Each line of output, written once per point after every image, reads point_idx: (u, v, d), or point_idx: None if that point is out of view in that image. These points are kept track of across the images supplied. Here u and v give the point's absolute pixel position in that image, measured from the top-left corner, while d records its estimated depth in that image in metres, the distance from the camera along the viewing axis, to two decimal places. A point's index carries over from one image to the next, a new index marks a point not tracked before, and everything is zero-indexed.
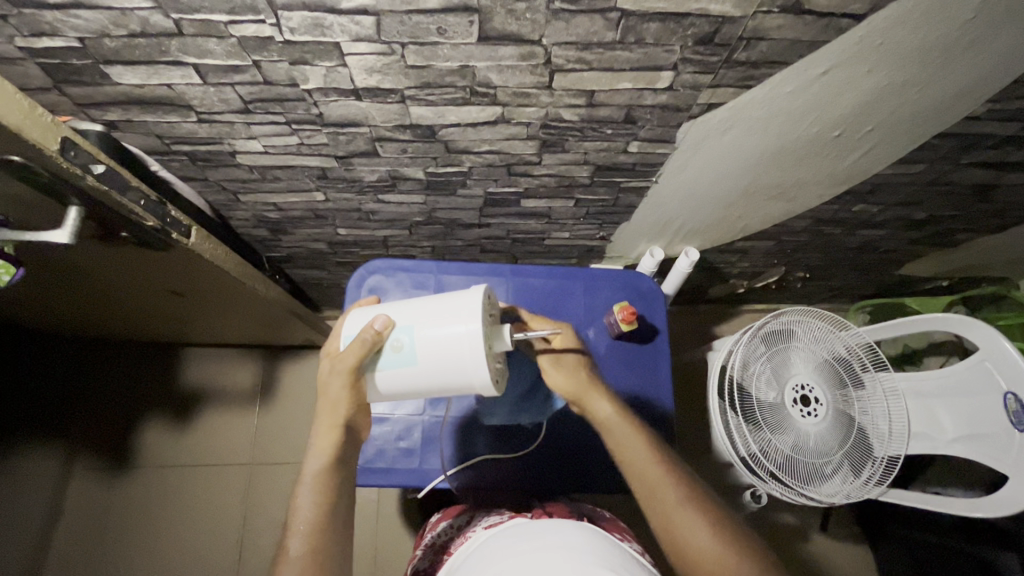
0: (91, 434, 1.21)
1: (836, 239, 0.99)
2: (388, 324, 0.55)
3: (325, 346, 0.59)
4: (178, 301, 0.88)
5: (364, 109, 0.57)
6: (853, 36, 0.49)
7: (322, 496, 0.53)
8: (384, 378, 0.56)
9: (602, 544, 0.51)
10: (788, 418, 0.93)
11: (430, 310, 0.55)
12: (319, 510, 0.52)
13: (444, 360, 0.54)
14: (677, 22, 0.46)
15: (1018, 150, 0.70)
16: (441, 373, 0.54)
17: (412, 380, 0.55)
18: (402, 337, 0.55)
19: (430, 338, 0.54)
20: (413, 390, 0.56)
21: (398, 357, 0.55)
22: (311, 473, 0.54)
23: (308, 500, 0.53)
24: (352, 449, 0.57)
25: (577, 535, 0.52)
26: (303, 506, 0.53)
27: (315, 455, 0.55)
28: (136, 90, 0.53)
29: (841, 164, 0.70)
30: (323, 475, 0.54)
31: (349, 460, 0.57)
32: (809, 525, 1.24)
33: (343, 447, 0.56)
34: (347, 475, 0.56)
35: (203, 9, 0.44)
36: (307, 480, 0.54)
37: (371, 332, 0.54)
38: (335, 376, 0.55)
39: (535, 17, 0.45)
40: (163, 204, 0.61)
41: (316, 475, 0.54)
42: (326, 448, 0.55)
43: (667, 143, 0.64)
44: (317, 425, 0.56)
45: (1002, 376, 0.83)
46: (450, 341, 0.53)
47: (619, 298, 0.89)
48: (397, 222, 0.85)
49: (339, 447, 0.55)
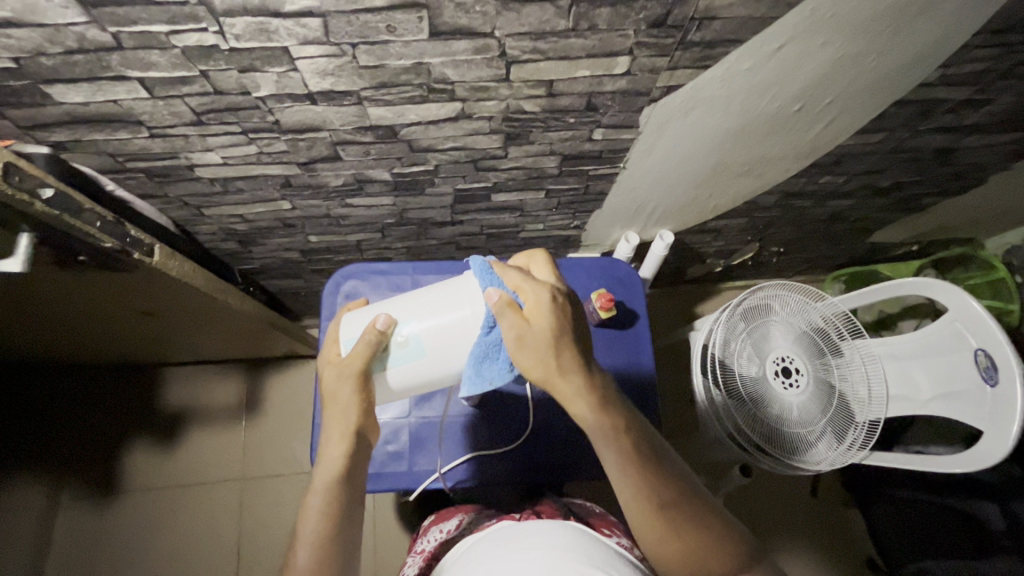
0: (73, 464, 1.18)
1: (806, 212, 1.00)
2: (390, 322, 0.55)
3: (325, 353, 0.57)
4: (150, 321, 0.86)
5: (321, 114, 0.56)
6: (803, 10, 0.49)
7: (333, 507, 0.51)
8: (396, 375, 0.55)
9: (588, 543, 0.52)
10: (770, 391, 0.95)
11: (430, 301, 0.56)
12: (330, 523, 0.50)
13: (454, 347, 0.55)
14: (628, 6, 0.46)
15: (973, 113, 0.71)
16: (452, 361, 0.55)
17: (424, 373, 0.56)
18: (406, 332, 0.55)
19: (436, 329, 0.54)
20: (422, 382, 0.57)
21: (405, 352, 0.55)
22: (322, 485, 0.52)
23: (317, 515, 0.51)
24: (365, 457, 0.55)
25: (564, 536, 0.52)
26: (310, 516, 0.51)
27: (326, 466, 0.53)
28: (81, 108, 0.51)
29: (805, 137, 0.71)
30: (334, 486, 0.52)
31: (362, 470, 0.55)
32: (800, 494, 1.27)
33: (355, 456, 0.54)
34: (358, 485, 0.54)
35: (141, 20, 0.42)
36: (318, 491, 0.52)
37: (374, 331, 0.54)
38: (345, 381, 0.53)
39: (484, 9, 0.44)
40: (120, 224, 0.59)
41: (327, 484, 0.52)
42: (338, 456, 0.53)
43: (631, 128, 0.64)
44: (328, 433, 0.54)
45: (971, 334, 0.86)
46: (457, 328, 0.54)
47: (598, 285, 0.89)
48: (369, 226, 0.84)
49: (350, 456, 0.53)
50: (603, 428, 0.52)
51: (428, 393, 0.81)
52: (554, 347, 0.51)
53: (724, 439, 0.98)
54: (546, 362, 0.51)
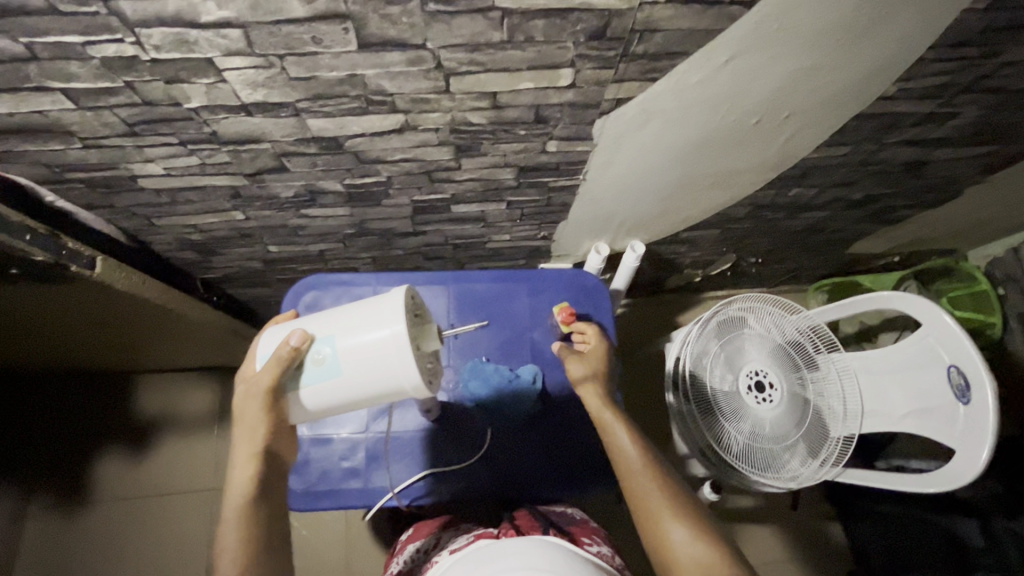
0: (40, 472, 1.16)
1: (781, 223, 0.98)
2: (306, 338, 0.52)
3: (241, 368, 0.55)
4: (106, 330, 0.84)
5: (259, 125, 0.54)
6: (749, 23, 0.47)
7: (248, 529, 0.49)
8: (310, 394, 0.52)
9: (564, 561, 0.50)
10: (743, 406, 0.93)
11: (352, 317, 0.52)
12: (247, 544, 0.48)
13: (371, 367, 0.50)
14: (564, 18, 0.45)
15: (940, 126, 0.70)
16: (368, 382, 0.51)
17: (340, 393, 0.52)
18: (324, 349, 0.51)
19: (353, 346, 0.50)
20: (340, 403, 0.53)
21: (321, 370, 0.51)
22: (234, 509, 0.50)
23: (233, 540, 0.49)
24: (277, 475, 0.54)
25: (539, 555, 0.50)
26: (225, 542, 0.49)
27: (235, 490, 0.52)
28: (6, 119, 0.50)
29: (769, 150, 0.70)
30: (249, 506, 0.51)
31: (278, 488, 0.54)
32: (779, 506, 1.25)
33: (266, 474, 0.53)
34: (276, 503, 0.53)
35: (53, 31, 0.41)
36: (230, 517, 0.50)
37: (287, 348, 0.51)
38: (252, 400, 0.52)
39: (412, 20, 0.43)
40: (56, 236, 0.58)
41: (240, 507, 0.50)
42: (247, 477, 0.52)
43: (586, 141, 0.63)
44: (235, 455, 0.53)
45: (945, 350, 0.84)
46: (374, 346, 0.50)
47: (565, 298, 0.87)
48: (329, 236, 0.83)
49: (260, 476, 0.52)
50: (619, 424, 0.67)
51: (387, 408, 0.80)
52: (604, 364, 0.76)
53: (695, 454, 0.96)
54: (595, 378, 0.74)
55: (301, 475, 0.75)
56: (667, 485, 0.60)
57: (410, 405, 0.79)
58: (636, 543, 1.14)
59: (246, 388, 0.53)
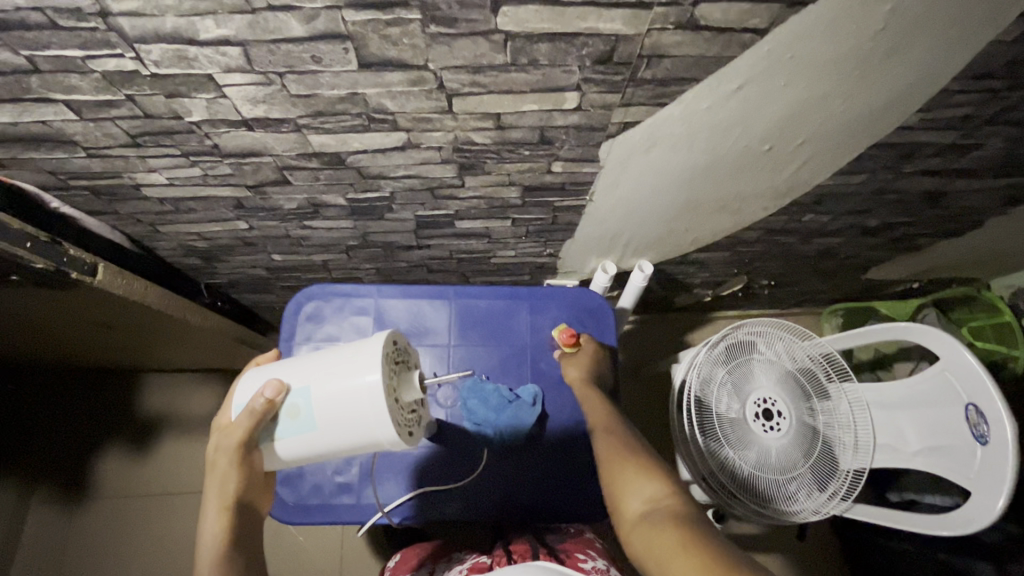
0: (44, 468, 1.18)
1: (794, 248, 0.96)
2: (281, 389, 0.51)
3: (217, 418, 0.54)
4: (110, 333, 0.84)
5: (260, 139, 0.54)
6: (760, 51, 0.46)
7: None
8: (284, 447, 0.52)
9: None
10: (749, 434, 0.90)
11: (327, 366, 0.51)
12: None
13: (345, 423, 0.50)
14: (568, 42, 0.43)
15: (962, 157, 0.67)
16: (343, 436, 0.50)
17: (316, 446, 0.51)
18: (299, 402, 0.51)
19: (328, 400, 0.50)
20: (318, 455, 0.52)
21: (296, 423, 0.51)
22: (205, 567, 0.48)
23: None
24: (251, 527, 0.52)
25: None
26: None
27: (205, 546, 0.49)
28: (9, 128, 0.50)
29: (779, 177, 0.67)
30: (224, 559, 0.48)
31: (252, 542, 0.52)
32: (785, 536, 1.21)
33: (238, 527, 0.51)
34: (253, 555, 0.51)
35: (53, 45, 0.41)
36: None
37: (261, 400, 0.50)
38: (223, 452, 0.51)
39: (413, 42, 0.42)
40: (58, 244, 0.58)
41: (211, 563, 0.48)
42: (219, 532, 0.50)
43: (592, 163, 0.61)
44: (206, 514, 0.51)
45: (962, 388, 0.80)
46: (349, 401, 0.49)
47: (568, 317, 0.86)
48: (332, 246, 0.82)
49: (233, 528, 0.50)
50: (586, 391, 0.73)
51: None
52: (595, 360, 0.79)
53: (698, 480, 0.93)
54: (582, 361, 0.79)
55: (293, 488, 0.74)
56: (633, 447, 0.62)
57: None
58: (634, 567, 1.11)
59: (219, 440, 0.52)
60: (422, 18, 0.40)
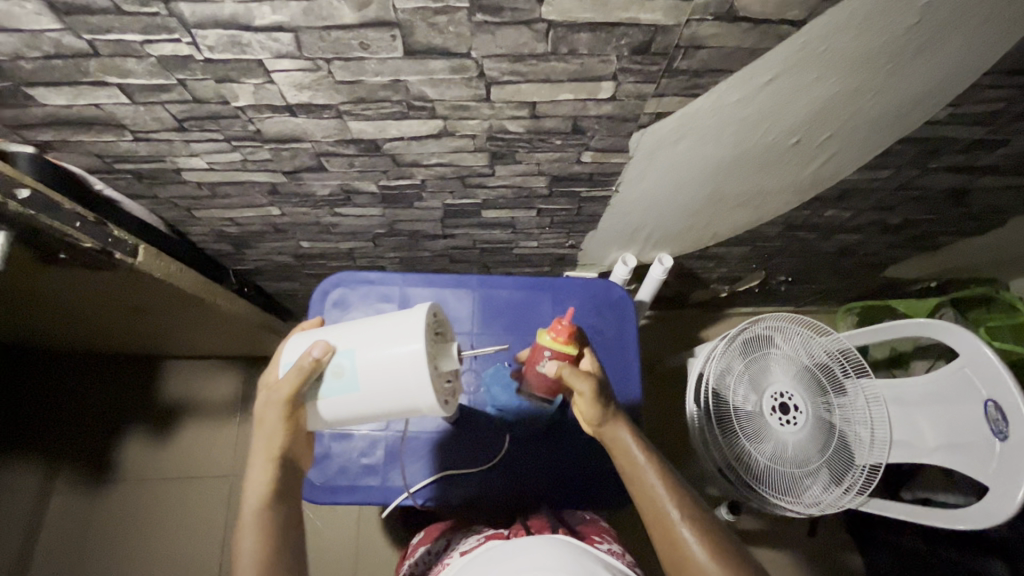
0: (67, 449, 1.18)
1: (813, 244, 0.96)
2: (328, 350, 0.52)
3: (264, 376, 0.55)
4: (141, 316, 0.86)
5: (301, 125, 0.55)
6: (795, 43, 0.47)
7: (264, 532, 0.50)
8: (328, 406, 0.53)
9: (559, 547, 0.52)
10: (765, 427, 0.91)
11: (372, 331, 0.52)
12: (265, 548, 0.50)
13: (387, 385, 0.51)
14: (608, 32, 0.44)
15: (988, 153, 0.68)
16: (386, 398, 0.51)
17: (357, 406, 0.52)
18: (344, 362, 0.51)
19: (372, 363, 0.51)
20: (357, 415, 0.53)
21: (340, 383, 0.51)
22: (250, 513, 0.52)
23: (250, 544, 0.50)
24: (294, 479, 0.55)
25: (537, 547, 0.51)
26: (243, 547, 0.50)
27: (252, 493, 0.53)
28: (64, 110, 0.52)
29: (804, 172, 0.68)
30: (266, 510, 0.52)
31: (293, 492, 0.55)
32: (797, 531, 1.22)
33: (281, 478, 0.54)
34: (292, 505, 0.54)
35: (115, 29, 0.42)
36: (246, 520, 0.51)
37: (309, 359, 0.51)
38: (272, 407, 0.52)
39: (459, 30, 0.43)
40: (104, 224, 0.60)
41: (255, 511, 0.51)
42: (265, 481, 0.53)
43: (621, 153, 0.63)
44: (253, 462, 0.54)
45: (981, 382, 0.80)
46: (391, 365, 0.50)
47: (589, 308, 0.87)
48: (359, 234, 0.84)
49: (277, 480, 0.53)
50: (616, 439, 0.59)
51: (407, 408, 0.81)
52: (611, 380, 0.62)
53: (714, 473, 0.93)
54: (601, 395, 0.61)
55: (320, 469, 0.76)
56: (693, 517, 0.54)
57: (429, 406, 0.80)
58: (646, 557, 1.13)
59: (267, 395, 0.53)
60: (469, 6, 0.41)
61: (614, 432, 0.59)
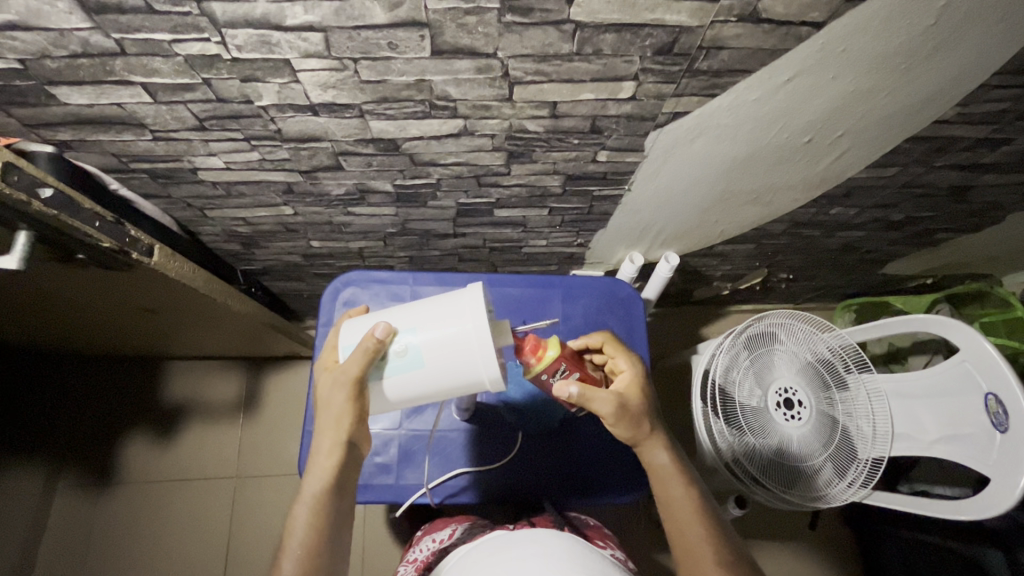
0: (69, 452, 1.17)
1: (816, 241, 0.98)
2: (390, 330, 0.53)
3: (327, 360, 0.57)
4: (149, 317, 0.86)
5: (322, 125, 0.55)
6: (815, 44, 0.48)
7: (319, 515, 0.53)
8: (393, 386, 0.54)
9: (573, 546, 0.52)
10: (771, 423, 0.90)
11: (431, 309, 0.53)
12: (316, 532, 0.52)
13: (452, 360, 0.52)
14: (634, 32, 0.45)
15: (991, 152, 0.69)
16: (449, 374, 0.52)
17: (421, 383, 0.53)
18: (405, 341, 0.53)
19: (433, 339, 0.52)
20: (421, 394, 0.54)
21: (403, 362, 0.53)
22: (311, 494, 0.54)
23: (303, 524, 0.52)
24: (354, 465, 0.56)
25: (550, 544, 0.51)
26: (297, 526, 0.52)
27: (315, 475, 0.54)
28: (85, 110, 0.52)
29: (816, 169, 0.70)
30: (325, 495, 0.54)
31: (351, 478, 0.56)
32: (798, 526, 1.23)
33: (344, 465, 0.55)
34: (347, 490, 0.55)
35: (144, 28, 0.42)
36: (306, 501, 0.53)
37: (372, 340, 0.52)
38: (339, 389, 0.53)
39: (487, 30, 0.44)
40: (121, 224, 0.59)
41: (314, 495, 0.53)
42: (329, 465, 0.54)
43: (637, 152, 0.63)
44: (320, 446, 0.54)
45: (981, 375, 0.79)
46: (454, 340, 0.51)
47: (598, 305, 0.88)
48: (370, 234, 0.84)
49: (339, 466, 0.54)
50: (658, 464, 0.61)
51: (419, 406, 0.81)
52: (642, 405, 0.60)
53: (721, 470, 0.92)
54: (639, 425, 0.60)
55: None
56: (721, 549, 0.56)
57: (447, 403, 0.80)
58: (652, 552, 1.14)
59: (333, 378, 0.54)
60: (500, 7, 0.42)
61: (652, 457, 0.61)
